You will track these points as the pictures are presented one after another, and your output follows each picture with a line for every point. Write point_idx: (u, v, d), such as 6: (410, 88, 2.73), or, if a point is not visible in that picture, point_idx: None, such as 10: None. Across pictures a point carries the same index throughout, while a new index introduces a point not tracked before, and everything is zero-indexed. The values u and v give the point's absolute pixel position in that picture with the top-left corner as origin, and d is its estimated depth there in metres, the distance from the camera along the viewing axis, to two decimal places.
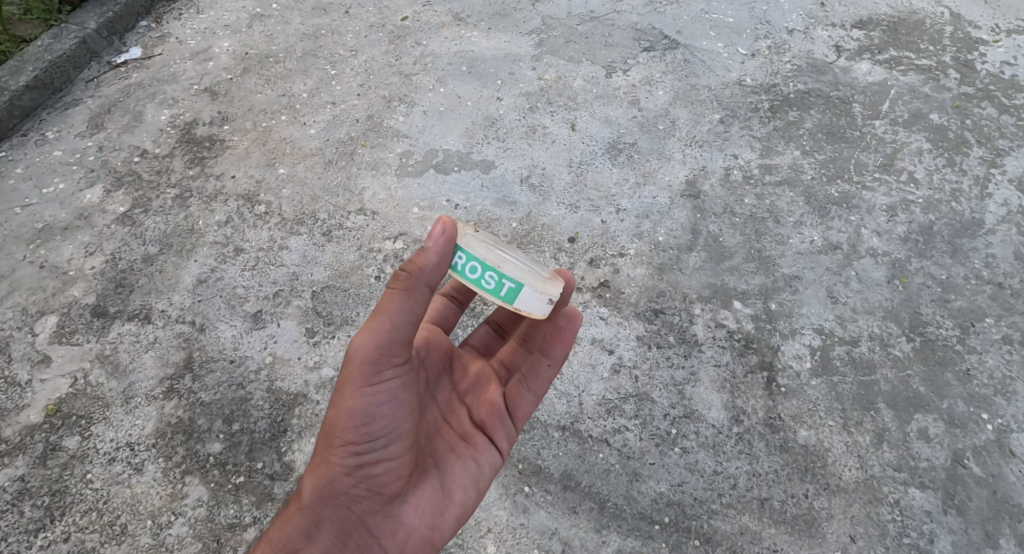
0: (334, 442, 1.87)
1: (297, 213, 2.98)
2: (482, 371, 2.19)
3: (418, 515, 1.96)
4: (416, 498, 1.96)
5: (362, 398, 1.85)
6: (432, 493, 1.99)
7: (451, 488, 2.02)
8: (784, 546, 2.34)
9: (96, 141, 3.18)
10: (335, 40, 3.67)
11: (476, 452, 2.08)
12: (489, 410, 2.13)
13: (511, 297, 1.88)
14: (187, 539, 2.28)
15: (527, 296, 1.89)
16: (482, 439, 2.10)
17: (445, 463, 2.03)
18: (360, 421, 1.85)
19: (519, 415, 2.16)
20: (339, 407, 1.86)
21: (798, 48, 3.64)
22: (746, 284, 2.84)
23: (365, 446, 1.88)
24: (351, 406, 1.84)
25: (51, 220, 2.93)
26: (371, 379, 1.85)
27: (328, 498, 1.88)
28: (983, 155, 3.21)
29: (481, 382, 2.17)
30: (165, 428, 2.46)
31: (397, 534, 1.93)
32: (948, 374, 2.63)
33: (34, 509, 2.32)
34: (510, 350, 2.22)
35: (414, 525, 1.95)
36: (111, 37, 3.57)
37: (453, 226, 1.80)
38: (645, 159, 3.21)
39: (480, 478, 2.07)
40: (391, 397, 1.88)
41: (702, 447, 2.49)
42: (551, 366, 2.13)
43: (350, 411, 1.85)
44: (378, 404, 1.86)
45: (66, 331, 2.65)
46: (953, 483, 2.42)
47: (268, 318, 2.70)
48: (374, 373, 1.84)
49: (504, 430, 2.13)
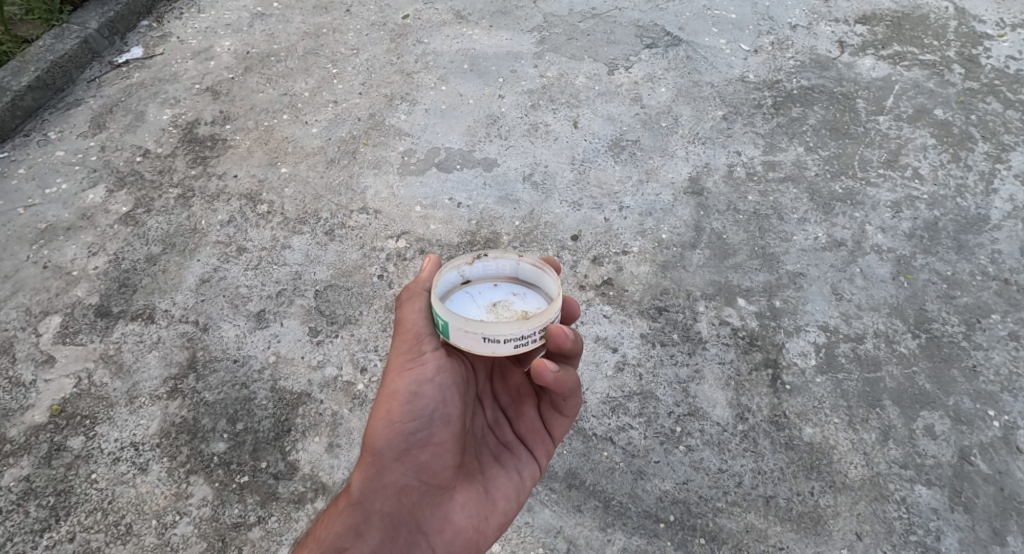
0: (380, 433, 1.86)
1: (299, 212, 2.98)
2: (523, 381, 2.10)
3: (465, 515, 1.93)
4: (463, 497, 1.94)
5: (405, 382, 1.85)
6: (478, 494, 1.96)
7: (495, 492, 1.98)
8: (791, 545, 2.32)
9: (98, 140, 3.18)
10: (336, 38, 3.66)
11: (518, 457, 2.05)
12: (528, 424, 2.08)
13: (446, 334, 1.83)
14: (192, 539, 2.27)
15: (456, 333, 1.80)
16: (523, 448, 2.06)
17: (489, 466, 2.01)
18: (404, 403, 1.85)
19: (558, 429, 2.10)
20: (384, 396, 1.87)
21: (802, 44, 3.63)
22: (750, 281, 2.82)
23: (411, 431, 1.85)
24: (395, 393, 1.85)
25: (54, 220, 2.92)
26: (412, 364, 1.87)
27: (375, 493, 1.87)
28: (988, 151, 3.19)
29: (520, 394, 2.10)
30: (169, 428, 2.46)
31: (445, 532, 1.91)
32: (954, 370, 2.62)
33: (39, 509, 2.31)
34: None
35: (461, 525, 1.92)
36: (112, 38, 3.57)
37: (435, 262, 1.96)
38: (649, 156, 3.20)
39: (524, 484, 2.03)
40: (435, 381, 1.86)
41: (706, 445, 2.49)
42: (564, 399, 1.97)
43: (394, 396, 1.85)
44: (420, 386, 1.85)
45: (70, 331, 2.65)
46: (960, 480, 2.41)
47: (271, 318, 2.69)
48: (412, 358, 1.87)
49: (543, 445, 2.08)
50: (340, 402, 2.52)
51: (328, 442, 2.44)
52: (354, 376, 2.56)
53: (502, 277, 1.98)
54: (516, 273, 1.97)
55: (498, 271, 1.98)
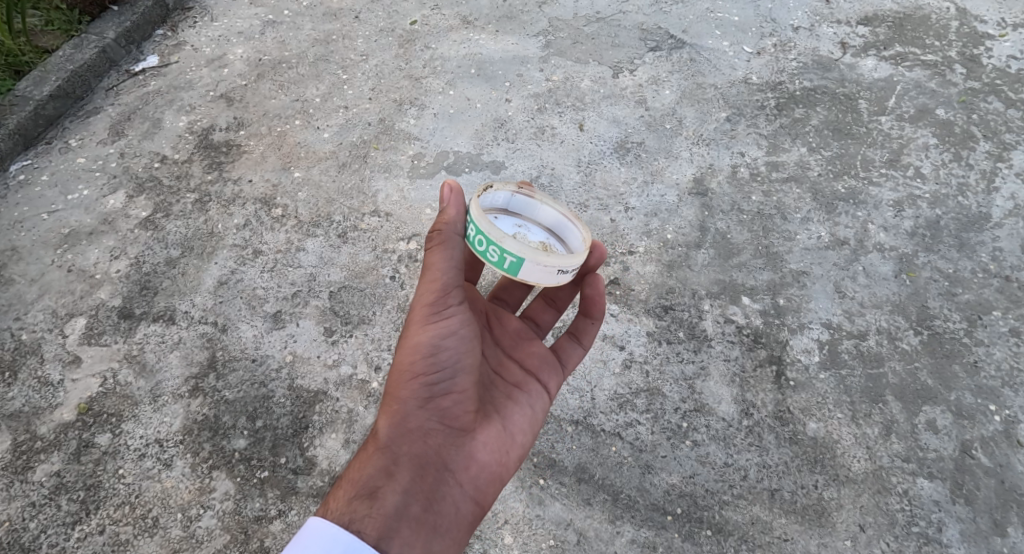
0: (405, 380, 1.99)
1: (313, 215, 3.05)
2: (520, 326, 2.31)
3: (488, 451, 2.06)
4: (484, 436, 2.06)
5: (429, 334, 1.97)
6: (497, 430, 2.09)
7: (513, 428, 2.12)
8: (795, 536, 2.39)
9: (118, 147, 3.26)
10: (345, 45, 3.73)
11: (530, 391, 2.20)
12: (539, 358, 2.26)
13: (516, 270, 1.99)
14: (216, 531, 2.36)
15: (528, 268, 1.99)
16: (534, 383, 2.21)
17: (503, 404, 2.13)
18: (428, 355, 1.97)
19: (565, 366, 2.31)
20: (407, 347, 2.00)
21: (804, 46, 3.69)
22: (754, 279, 2.89)
23: (435, 381, 1.98)
24: (417, 346, 1.98)
25: (77, 225, 3.01)
26: (434, 318, 1.98)
27: (403, 436, 1.97)
28: (990, 149, 3.25)
29: (523, 336, 2.29)
30: (191, 425, 2.53)
31: (470, 468, 2.02)
32: (956, 366, 2.67)
33: (71, 503, 2.40)
34: (539, 309, 2.39)
35: (485, 461, 2.04)
36: (128, 47, 3.65)
37: (458, 183, 2.01)
38: (653, 158, 3.26)
39: (538, 416, 2.18)
40: (455, 332, 1.99)
41: (713, 440, 2.55)
42: (594, 323, 2.32)
43: (417, 348, 1.98)
44: (444, 339, 1.98)
45: (95, 332, 2.73)
46: (961, 473, 2.47)
47: (287, 318, 2.77)
48: (435, 311, 1.98)
49: (555, 374, 2.27)
50: (356, 399, 2.59)
51: (345, 438, 2.52)
52: (368, 375, 2.64)
53: (497, 210, 2.20)
54: (525, 208, 2.22)
55: (493, 204, 2.19)
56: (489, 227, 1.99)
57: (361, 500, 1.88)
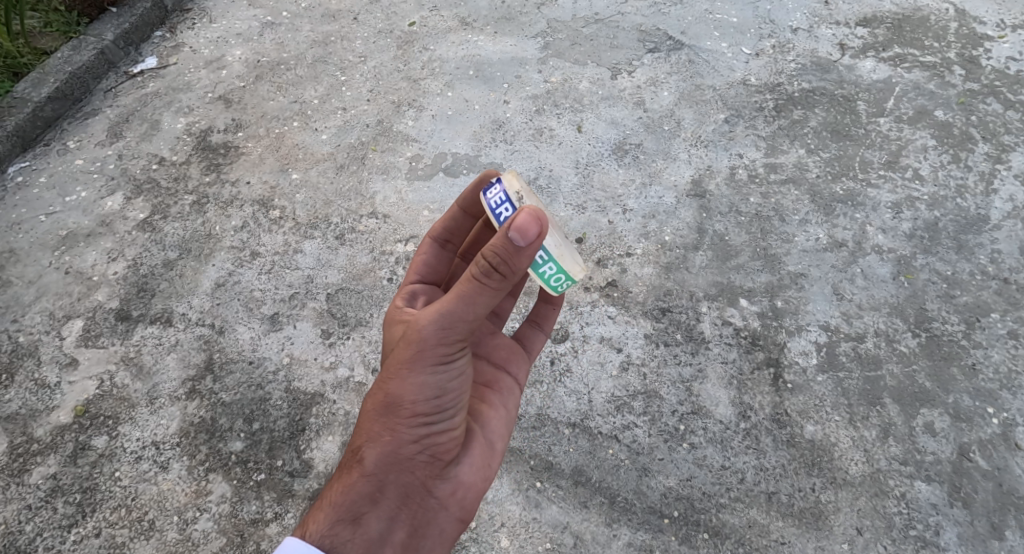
0: (399, 411, 1.91)
1: (311, 217, 3.05)
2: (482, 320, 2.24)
3: (473, 472, 2.03)
4: (471, 458, 2.03)
5: (432, 372, 1.90)
6: (481, 446, 2.06)
7: (494, 441, 2.10)
8: (792, 539, 2.39)
9: (116, 149, 3.26)
10: (344, 46, 3.73)
11: (504, 395, 2.18)
12: (506, 354, 2.24)
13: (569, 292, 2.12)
14: (213, 534, 2.36)
15: None
16: (507, 383, 2.20)
17: (483, 414, 2.11)
18: (431, 392, 1.91)
19: (532, 355, 2.31)
20: (407, 381, 1.90)
21: (803, 47, 3.69)
22: (752, 281, 2.89)
23: (431, 414, 1.93)
24: (422, 383, 1.90)
25: (75, 226, 3.01)
26: (444, 354, 1.90)
27: (391, 465, 1.92)
28: (989, 151, 3.24)
29: (487, 331, 2.24)
30: (188, 427, 2.54)
31: (456, 492, 2.00)
32: (954, 368, 2.67)
33: (67, 506, 2.40)
34: (498, 298, 2.32)
35: (470, 482, 2.02)
36: (127, 48, 3.65)
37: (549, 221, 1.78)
38: (651, 160, 3.26)
39: (513, 419, 2.18)
40: (456, 366, 1.94)
41: (710, 442, 2.55)
42: (554, 307, 2.33)
43: (422, 386, 1.90)
44: (446, 373, 1.92)
45: (92, 334, 2.73)
46: (959, 477, 2.47)
47: (284, 320, 2.77)
48: (445, 347, 1.89)
49: (522, 367, 2.26)
50: (353, 401, 2.59)
51: (342, 440, 2.52)
52: (365, 377, 2.63)
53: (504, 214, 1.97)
54: None
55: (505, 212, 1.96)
56: (572, 265, 1.98)
57: (344, 525, 1.88)
